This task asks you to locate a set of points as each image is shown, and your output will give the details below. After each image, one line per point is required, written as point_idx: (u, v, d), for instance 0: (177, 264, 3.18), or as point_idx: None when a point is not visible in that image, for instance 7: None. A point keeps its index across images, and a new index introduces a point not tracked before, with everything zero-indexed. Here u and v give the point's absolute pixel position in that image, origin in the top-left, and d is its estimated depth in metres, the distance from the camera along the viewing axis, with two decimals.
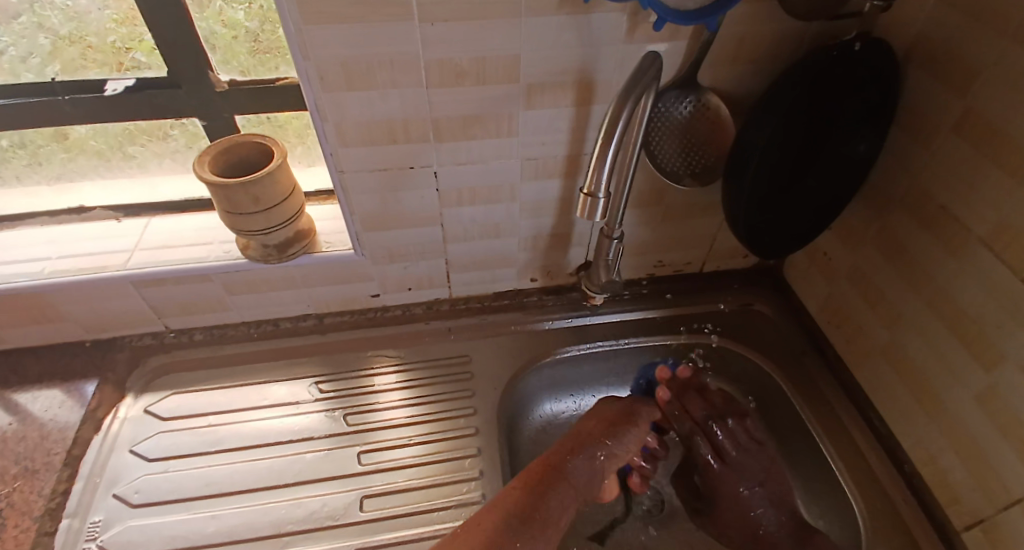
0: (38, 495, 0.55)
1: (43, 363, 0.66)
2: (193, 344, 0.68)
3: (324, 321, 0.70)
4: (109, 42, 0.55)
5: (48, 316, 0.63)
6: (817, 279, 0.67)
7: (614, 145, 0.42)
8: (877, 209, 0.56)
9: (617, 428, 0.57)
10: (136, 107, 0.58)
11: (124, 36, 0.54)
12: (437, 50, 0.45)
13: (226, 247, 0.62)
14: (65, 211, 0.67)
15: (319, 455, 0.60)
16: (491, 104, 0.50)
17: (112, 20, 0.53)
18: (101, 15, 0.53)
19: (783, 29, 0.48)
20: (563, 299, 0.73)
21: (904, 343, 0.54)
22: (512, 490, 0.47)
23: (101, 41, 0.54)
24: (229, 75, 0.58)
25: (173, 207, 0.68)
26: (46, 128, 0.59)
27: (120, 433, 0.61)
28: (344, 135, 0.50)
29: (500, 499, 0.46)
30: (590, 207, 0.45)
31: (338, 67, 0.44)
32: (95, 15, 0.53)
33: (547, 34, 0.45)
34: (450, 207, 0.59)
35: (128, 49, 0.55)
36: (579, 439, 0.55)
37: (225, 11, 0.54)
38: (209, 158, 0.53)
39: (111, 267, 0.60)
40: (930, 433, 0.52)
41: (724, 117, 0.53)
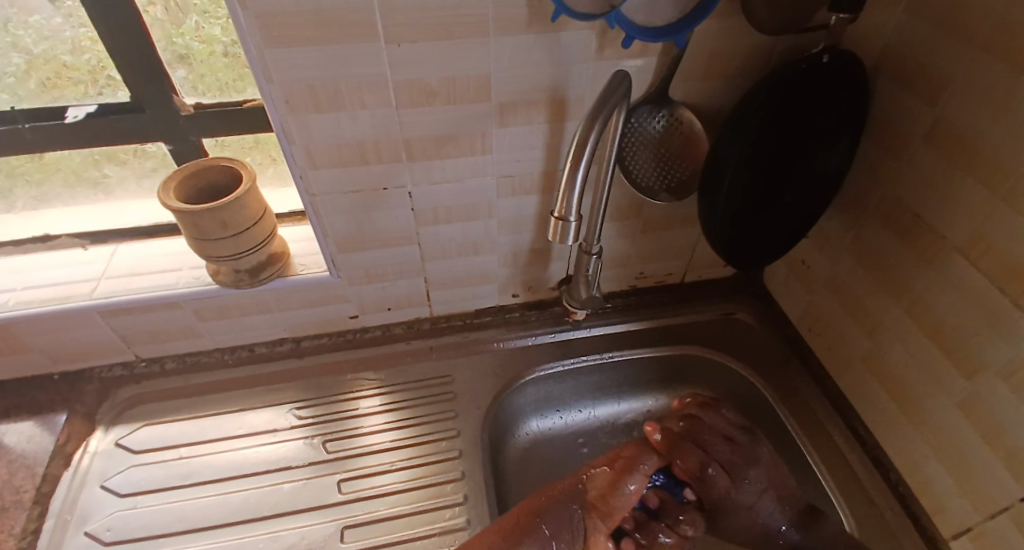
0: (8, 534, 0.53)
1: (8, 398, 0.63)
2: (165, 373, 0.66)
3: (301, 345, 0.68)
4: (85, 60, 0.53)
5: (12, 350, 0.60)
6: (796, 287, 0.67)
7: (586, 164, 0.41)
8: (851, 218, 0.56)
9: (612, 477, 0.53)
10: (99, 133, 0.56)
11: (100, 55, 0.52)
12: (406, 70, 0.44)
13: (196, 273, 0.61)
14: (29, 240, 0.64)
15: (299, 485, 0.58)
16: (463, 123, 0.49)
17: (88, 39, 0.51)
18: (76, 33, 0.51)
19: (752, 43, 0.48)
20: (545, 315, 0.72)
21: (885, 351, 0.54)
22: (489, 534, 0.48)
23: (75, 59, 0.53)
24: (195, 97, 0.57)
25: (142, 232, 0.66)
26: (7, 154, 0.57)
27: (91, 468, 0.59)
28: (313, 158, 0.49)
29: (477, 540, 0.48)
30: (562, 230, 0.44)
31: (304, 90, 0.43)
32: (69, 33, 0.51)
33: (518, 53, 0.44)
34: (427, 226, 0.58)
35: (104, 67, 0.53)
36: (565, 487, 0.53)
37: (201, 27, 0.53)
38: (175, 183, 0.52)
39: (77, 297, 0.58)
40: (914, 440, 0.52)
41: (697, 132, 0.53)
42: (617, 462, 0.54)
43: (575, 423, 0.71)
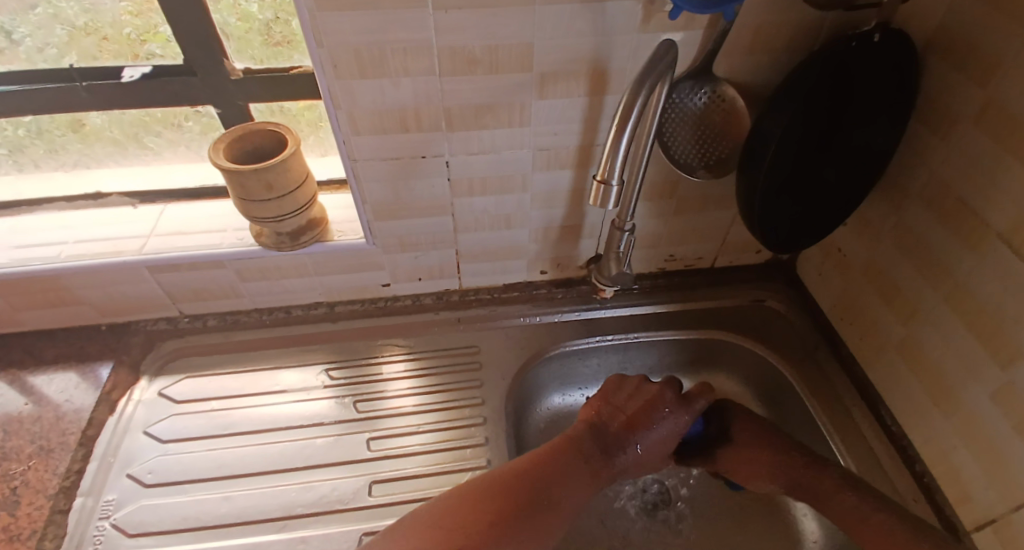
0: (53, 474, 0.56)
1: (59, 346, 0.67)
2: (206, 330, 0.69)
3: (335, 310, 0.71)
4: (125, 33, 0.56)
5: (65, 300, 0.64)
6: (832, 274, 0.66)
7: (627, 133, 0.42)
8: (895, 204, 0.55)
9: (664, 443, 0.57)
10: (150, 94, 0.59)
11: (139, 28, 0.55)
12: (450, 37, 0.44)
13: (239, 234, 0.63)
14: (81, 197, 0.67)
15: (330, 441, 0.60)
16: (503, 93, 0.49)
17: (127, 11, 0.54)
18: (115, 5, 0.54)
19: (799, 19, 0.47)
20: (573, 292, 0.73)
21: (921, 339, 0.53)
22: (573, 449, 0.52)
23: (116, 32, 0.56)
24: (243, 63, 0.59)
25: (187, 194, 0.68)
26: (54, 115, 0.60)
27: (134, 415, 0.62)
28: (356, 123, 0.50)
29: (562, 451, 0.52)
30: (603, 195, 0.44)
31: (351, 55, 0.44)
32: (110, 6, 0.54)
33: (561, 23, 0.45)
34: (462, 197, 0.59)
35: (143, 41, 0.56)
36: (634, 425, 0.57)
37: (239, 3, 0.54)
38: (224, 145, 0.54)
39: (126, 253, 0.61)
40: (944, 431, 0.51)
41: (739, 109, 0.52)
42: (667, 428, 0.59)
43: None
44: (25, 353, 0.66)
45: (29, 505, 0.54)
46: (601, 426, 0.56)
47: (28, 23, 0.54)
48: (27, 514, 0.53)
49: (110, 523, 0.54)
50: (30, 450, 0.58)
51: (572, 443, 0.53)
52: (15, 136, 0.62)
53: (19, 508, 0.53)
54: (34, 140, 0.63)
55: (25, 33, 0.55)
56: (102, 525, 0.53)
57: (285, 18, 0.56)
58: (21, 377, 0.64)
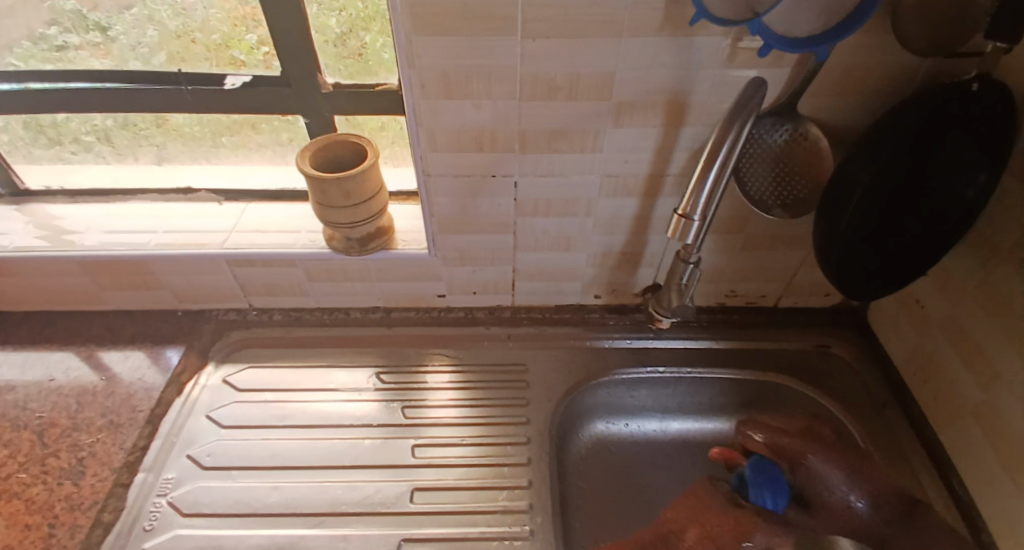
0: (120, 449, 0.60)
1: (136, 326, 0.72)
2: (271, 323, 0.72)
3: (391, 315, 0.73)
4: (213, 39, 0.60)
5: (148, 284, 0.69)
6: (906, 327, 0.63)
7: (716, 167, 0.43)
8: (981, 259, 0.51)
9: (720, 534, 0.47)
10: (246, 101, 0.63)
11: (226, 34, 0.60)
12: (535, 65, 0.46)
13: (312, 236, 0.66)
14: (174, 191, 0.73)
15: (377, 443, 0.62)
16: (578, 120, 0.50)
17: (215, 18, 0.59)
18: (207, 13, 0.59)
19: (892, 63, 0.46)
20: (625, 319, 0.72)
21: (1001, 406, 0.49)
22: None
23: (206, 37, 0.60)
24: (336, 78, 0.63)
25: (266, 195, 0.73)
26: (144, 113, 0.65)
27: (199, 398, 0.65)
28: (434, 140, 0.52)
29: None
30: (682, 228, 0.45)
31: (438, 77, 0.47)
32: (200, 13, 0.59)
33: (644, 55, 0.45)
34: (525, 217, 0.60)
35: (229, 47, 0.61)
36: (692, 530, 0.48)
37: (320, 17, 0.58)
38: (310, 153, 0.57)
39: (209, 245, 0.66)
40: (1016, 508, 0.47)
41: (824, 149, 0.51)
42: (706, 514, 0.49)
43: (641, 432, 0.71)
44: (105, 329, 0.72)
45: (94, 475, 0.57)
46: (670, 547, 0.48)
47: (125, 22, 0.60)
48: (90, 484, 0.56)
49: (168, 500, 0.56)
50: (101, 422, 0.62)
51: None
52: (103, 127, 0.68)
53: (85, 477, 0.57)
54: (121, 131, 0.68)
55: (120, 30, 0.60)
56: (161, 502, 0.56)
57: (358, 33, 0.59)
58: (98, 353, 0.69)
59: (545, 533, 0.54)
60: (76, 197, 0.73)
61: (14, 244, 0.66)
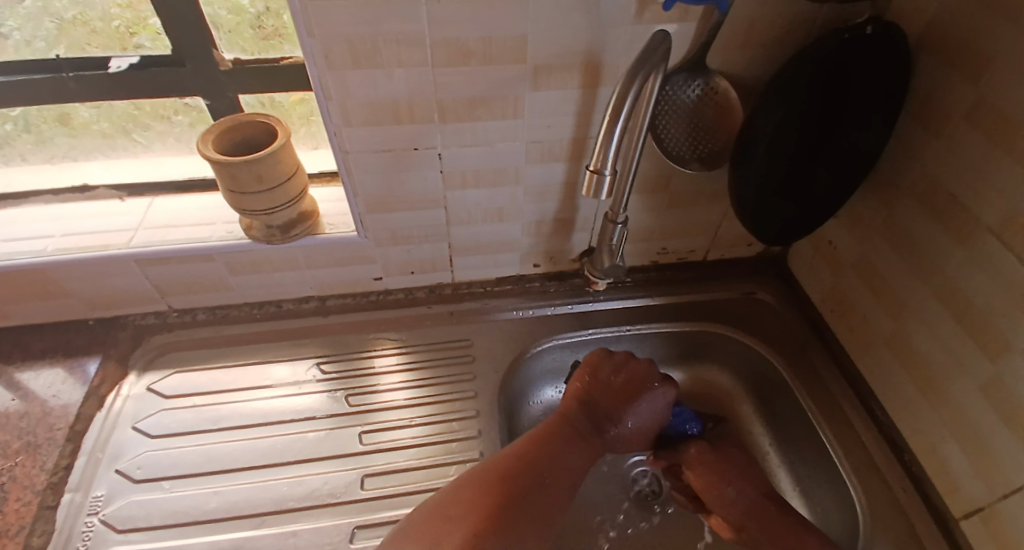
0: (41, 470, 0.55)
1: (44, 340, 0.66)
2: (197, 323, 0.68)
3: (327, 303, 0.70)
4: (113, 26, 0.55)
5: (52, 294, 0.63)
6: (823, 269, 0.67)
7: (623, 119, 0.41)
8: (885, 198, 0.55)
9: (628, 393, 0.59)
10: (139, 84, 0.58)
11: (128, 20, 0.55)
12: (445, 29, 0.44)
13: (229, 227, 0.62)
14: (68, 189, 0.66)
15: (322, 435, 0.60)
16: (498, 85, 0.49)
17: (117, 4, 0.54)
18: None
19: (793, 10, 0.48)
20: (565, 286, 0.73)
21: (910, 332, 0.54)
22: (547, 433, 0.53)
23: (104, 25, 0.55)
24: (234, 54, 0.58)
25: (176, 187, 0.67)
26: (49, 104, 0.58)
27: (122, 410, 0.61)
28: (348, 115, 0.49)
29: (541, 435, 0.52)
30: (596, 185, 0.43)
31: (343, 45, 0.44)
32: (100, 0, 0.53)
33: (556, 14, 0.44)
34: (454, 190, 0.59)
35: (132, 34, 0.56)
36: (605, 391, 0.59)
37: None
38: (212, 137, 0.53)
39: (114, 246, 0.60)
40: (932, 423, 0.52)
41: (732, 101, 0.53)
42: (631, 379, 0.59)
43: None
44: (9, 347, 0.65)
45: (15, 501, 0.53)
46: (591, 404, 0.58)
47: (17, 15, 0.53)
48: (13, 510, 0.52)
49: (100, 518, 0.53)
50: (17, 445, 0.57)
51: (546, 430, 0.53)
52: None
53: (6, 504, 0.53)
54: (22, 134, 0.62)
55: (13, 26, 0.54)
56: (91, 521, 0.52)
57: (277, 10, 0.56)
58: (5, 372, 0.63)
59: None
60: None
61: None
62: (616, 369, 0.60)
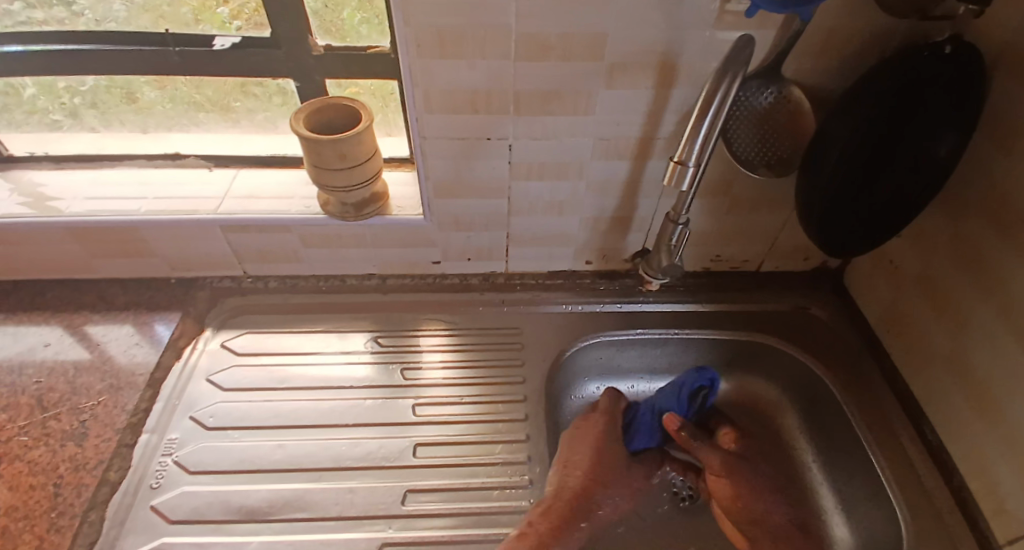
0: (122, 409, 0.60)
1: (130, 294, 0.72)
2: (267, 290, 0.73)
3: (387, 282, 0.74)
4: (182, 12, 0.60)
5: (142, 252, 0.69)
6: (882, 285, 0.66)
7: (711, 116, 0.44)
8: (954, 215, 0.54)
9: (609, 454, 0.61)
10: (239, 63, 0.63)
11: (196, 8, 0.60)
12: (530, 24, 0.47)
13: (306, 202, 0.66)
14: (162, 157, 0.72)
15: (377, 403, 0.63)
16: (572, 81, 0.52)
17: None
18: None
19: (868, 23, 0.48)
20: (616, 284, 0.74)
21: (970, 351, 0.53)
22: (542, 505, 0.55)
23: (174, 10, 0.60)
24: (326, 40, 0.63)
25: (258, 162, 0.72)
26: (140, 74, 0.64)
27: (197, 364, 0.65)
28: (430, 101, 0.53)
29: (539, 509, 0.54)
30: (680, 176, 0.46)
31: (434, 35, 0.47)
32: None
33: (637, 14, 0.46)
34: (519, 181, 0.61)
35: (199, 21, 0.61)
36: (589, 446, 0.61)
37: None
38: (303, 116, 0.57)
39: (202, 211, 0.65)
40: (985, 444, 0.51)
41: (804, 109, 0.54)
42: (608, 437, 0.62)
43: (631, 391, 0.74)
44: (99, 298, 0.71)
45: (98, 435, 0.57)
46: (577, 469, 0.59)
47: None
48: (93, 446, 0.57)
49: (173, 459, 0.57)
50: (100, 386, 0.62)
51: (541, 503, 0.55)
52: (108, 94, 0.68)
53: (88, 438, 0.57)
54: (123, 96, 0.68)
55: (86, 6, 0.60)
56: (165, 461, 0.57)
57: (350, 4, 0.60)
58: (94, 318, 0.69)
59: (544, 483, 0.57)
60: (61, 163, 0.71)
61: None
62: (593, 429, 0.62)
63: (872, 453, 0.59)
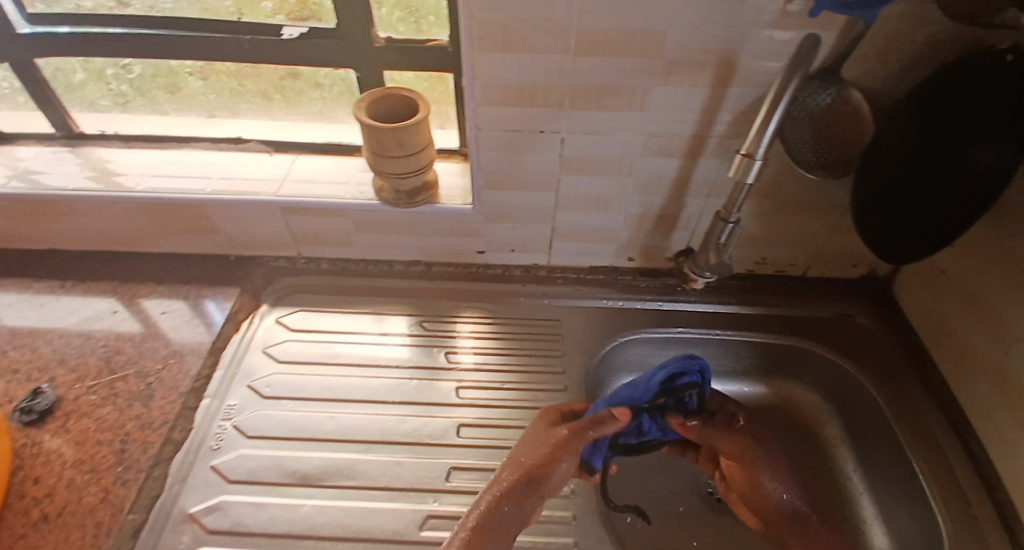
0: (185, 375, 0.64)
1: (192, 269, 0.76)
2: (319, 272, 0.76)
3: (432, 269, 0.76)
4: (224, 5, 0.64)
5: (206, 229, 0.73)
6: (927, 295, 0.65)
7: (780, 111, 0.47)
8: (1003, 228, 0.53)
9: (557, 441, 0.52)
10: (305, 53, 0.66)
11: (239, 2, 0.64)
12: (591, 20, 0.48)
13: (361, 189, 0.69)
14: (226, 141, 0.76)
15: (421, 384, 0.65)
16: (628, 77, 0.52)
17: None
18: None
19: (934, 27, 0.48)
20: (657, 282, 0.75)
21: (1017, 365, 0.52)
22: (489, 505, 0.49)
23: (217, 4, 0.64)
24: (387, 33, 0.66)
25: (316, 149, 0.76)
26: (211, 60, 0.68)
27: (255, 336, 0.68)
28: (488, 94, 0.55)
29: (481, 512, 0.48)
30: (747, 166, 0.51)
31: (498, 29, 0.49)
32: None
33: (698, 12, 0.47)
34: (568, 174, 0.63)
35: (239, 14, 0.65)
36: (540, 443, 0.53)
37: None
38: (365, 105, 0.60)
39: (263, 193, 0.69)
40: None
41: (863, 111, 0.52)
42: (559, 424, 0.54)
43: None
44: (163, 271, 0.76)
45: (163, 398, 0.61)
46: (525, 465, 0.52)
47: None
48: (159, 406, 0.61)
49: (232, 424, 0.60)
50: (165, 352, 0.66)
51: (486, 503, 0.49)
52: (182, 79, 0.72)
53: (154, 400, 0.61)
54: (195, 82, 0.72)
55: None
56: (225, 425, 0.60)
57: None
58: (160, 289, 0.73)
59: None
60: (129, 143, 0.76)
61: (64, 184, 0.70)
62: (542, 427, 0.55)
63: (912, 463, 0.58)
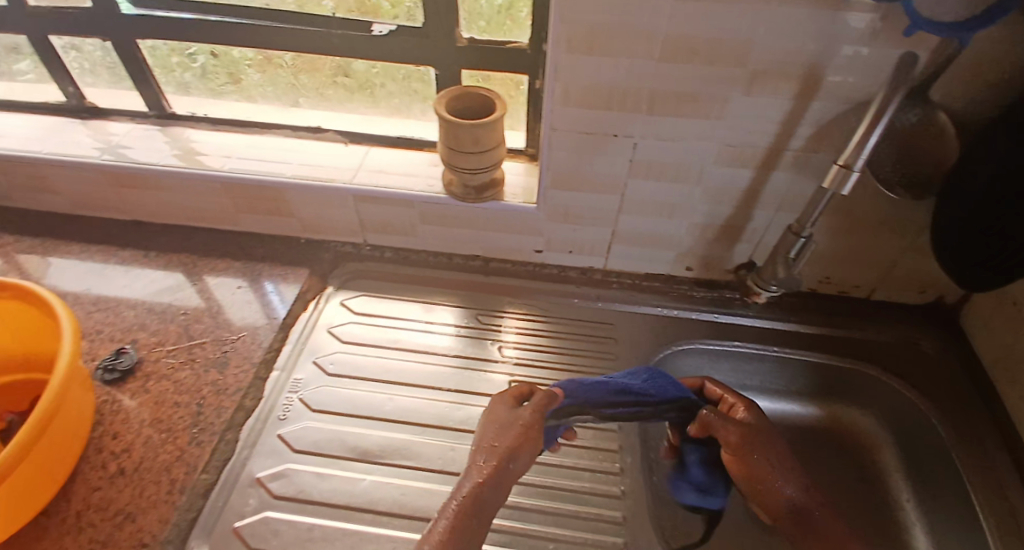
0: (257, 346, 0.67)
1: (264, 248, 0.80)
2: (382, 259, 0.79)
3: (489, 265, 0.78)
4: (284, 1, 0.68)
5: (281, 211, 0.77)
6: (1000, 327, 0.63)
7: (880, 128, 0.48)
8: None
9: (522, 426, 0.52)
10: (390, 48, 0.69)
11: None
12: (680, 27, 0.49)
13: (430, 182, 0.72)
14: (305, 129, 0.80)
15: (476, 375, 0.67)
16: (709, 85, 0.53)
17: None
18: None
19: None
20: (714, 294, 0.74)
21: None
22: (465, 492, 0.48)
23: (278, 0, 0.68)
24: (470, 33, 0.68)
25: (388, 141, 0.79)
26: (307, 53, 0.71)
27: (320, 315, 0.72)
28: (567, 95, 0.56)
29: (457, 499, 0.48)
30: (842, 178, 0.51)
31: (585, 32, 0.50)
32: None
33: (790, 24, 0.47)
34: (636, 179, 0.63)
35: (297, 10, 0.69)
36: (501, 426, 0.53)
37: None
38: (444, 100, 0.62)
39: (338, 180, 0.72)
40: None
41: (949, 133, 0.52)
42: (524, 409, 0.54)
43: None
44: (238, 248, 0.80)
45: (235, 367, 0.65)
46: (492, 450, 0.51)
47: None
48: (232, 374, 0.64)
49: (298, 396, 0.63)
50: (240, 324, 0.69)
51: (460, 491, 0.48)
52: (270, 69, 0.76)
53: (228, 368, 0.64)
54: (282, 72, 0.76)
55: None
56: (292, 397, 0.63)
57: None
58: (235, 265, 0.78)
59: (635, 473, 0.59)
60: (216, 126, 0.81)
61: (154, 160, 0.75)
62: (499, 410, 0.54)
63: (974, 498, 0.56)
